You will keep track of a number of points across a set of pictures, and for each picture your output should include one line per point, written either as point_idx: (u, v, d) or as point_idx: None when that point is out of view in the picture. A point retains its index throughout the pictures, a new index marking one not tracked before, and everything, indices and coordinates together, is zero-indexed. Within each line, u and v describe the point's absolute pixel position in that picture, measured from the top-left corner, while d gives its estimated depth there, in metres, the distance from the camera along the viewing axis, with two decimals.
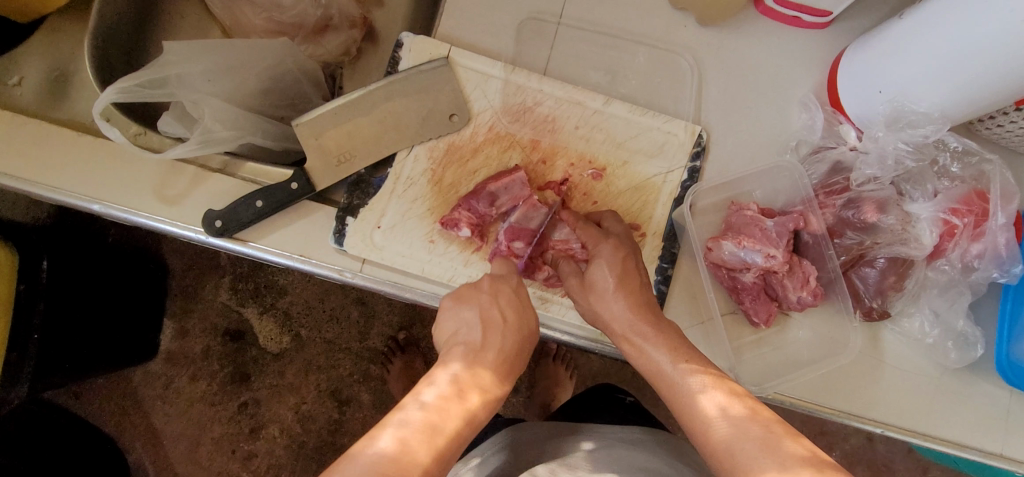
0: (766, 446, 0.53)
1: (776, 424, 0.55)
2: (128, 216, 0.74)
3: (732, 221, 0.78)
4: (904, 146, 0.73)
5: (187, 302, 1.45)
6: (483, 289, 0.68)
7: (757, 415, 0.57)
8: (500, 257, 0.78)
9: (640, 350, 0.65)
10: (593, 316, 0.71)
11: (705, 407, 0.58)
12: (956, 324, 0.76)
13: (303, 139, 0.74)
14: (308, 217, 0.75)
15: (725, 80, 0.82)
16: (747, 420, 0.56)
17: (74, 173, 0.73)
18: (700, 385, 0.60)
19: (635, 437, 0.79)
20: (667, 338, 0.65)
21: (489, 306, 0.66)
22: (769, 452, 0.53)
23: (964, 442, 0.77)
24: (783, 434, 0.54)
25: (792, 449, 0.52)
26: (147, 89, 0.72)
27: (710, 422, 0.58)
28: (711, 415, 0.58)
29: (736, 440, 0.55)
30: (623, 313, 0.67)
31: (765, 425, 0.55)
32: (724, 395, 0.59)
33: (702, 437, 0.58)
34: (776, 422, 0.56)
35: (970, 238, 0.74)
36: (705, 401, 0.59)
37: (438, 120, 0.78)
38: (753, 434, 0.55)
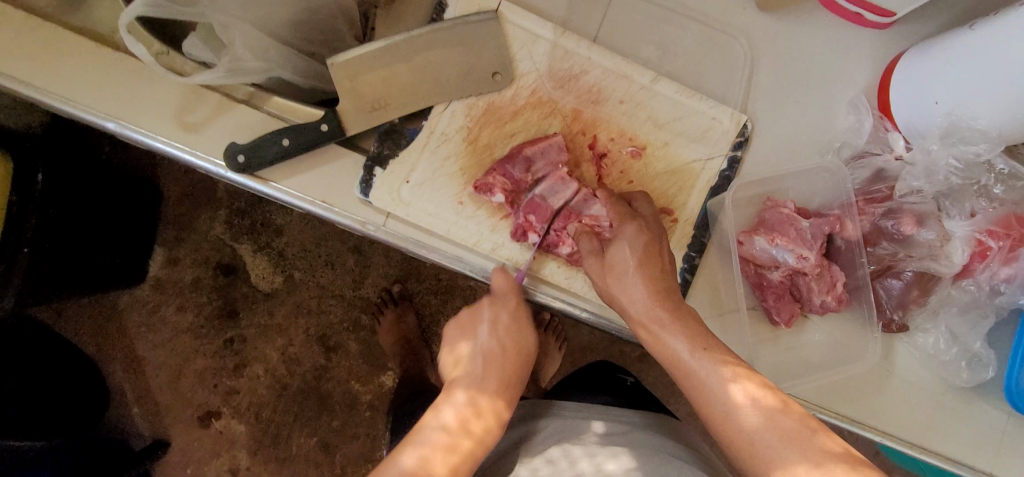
0: (797, 440, 0.53)
1: (811, 419, 0.55)
2: (145, 139, 0.70)
3: (766, 218, 0.77)
4: (954, 162, 0.72)
5: (181, 231, 1.42)
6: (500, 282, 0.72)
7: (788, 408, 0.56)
8: (522, 233, 0.74)
9: (681, 333, 0.63)
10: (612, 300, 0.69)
11: (736, 397, 0.57)
12: (974, 345, 0.76)
13: (337, 81, 0.70)
14: (337, 160, 0.72)
15: (777, 71, 0.80)
16: (779, 412, 0.56)
17: (88, 86, 0.69)
18: (732, 375, 0.59)
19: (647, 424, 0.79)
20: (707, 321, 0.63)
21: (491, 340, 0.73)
22: (800, 447, 0.53)
23: (959, 458, 0.78)
24: (815, 430, 0.54)
25: (823, 444, 0.53)
26: (178, 7, 0.66)
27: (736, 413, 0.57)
28: (744, 406, 0.57)
29: (767, 435, 0.55)
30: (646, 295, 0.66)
31: (798, 419, 0.55)
32: (756, 385, 0.58)
33: (728, 426, 0.57)
34: (809, 417, 0.56)
35: (1002, 262, 0.74)
36: (735, 391, 0.58)
37: (480, 78, 0.74)
38: (785, 427, 0.54)
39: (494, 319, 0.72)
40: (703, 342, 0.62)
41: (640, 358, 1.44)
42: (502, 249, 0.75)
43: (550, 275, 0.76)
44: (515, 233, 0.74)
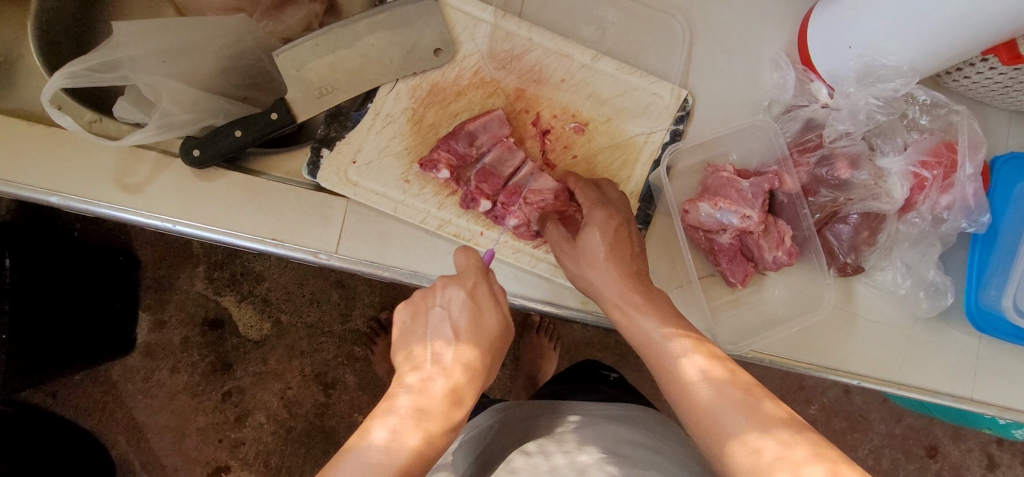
0: (746, 407, 0.54)
1: (756, 387, 0.56)
2: (89, 207, 0.71)
3: (708, 184, 0.78)
4: (874, 101, 0.74)
5: (162, 293, 1.43)
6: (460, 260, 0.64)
7: (737, 377, 0.57)
8: (471, 199, 0.75)
9: (628, 318, 0.65)
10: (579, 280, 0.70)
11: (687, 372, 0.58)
12: (927, 275, 0.77)
13: (283, 70, 0.74)
14: (280, 194, 0.74)
15: (699, 41, 0.81)
16: (728, 383, 0.57)
17: (26, 164, 0.70)
18: (681, 349, 0.61)
19: (626, 414, 0.80)
20: (651, 305, 0.65)
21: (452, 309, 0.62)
22: (750, 414, 0.53)
23: (935, 389, 0.79)
24: (760, 397, 0.55)
25: (771, 410, 0.54)
26: (97, 73, 0.70)
27: (693, 385, 0.58)
28: (694, 380, 0.58)
29: (720, 405, 0.55)
30: (607, 279, 0.67)
31: (744, 388, 0.56)
32: (704, 358, 0.59)
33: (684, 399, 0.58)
34: (755, 385, 0.57)
35: (940, 190, 0.75)
36: (686, 366, 0.59)
37: (423, 55, 0.76)
38: (736, 394, 0.55)
39: (456, 291, 0.63)
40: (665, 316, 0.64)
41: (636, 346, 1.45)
42: (450, 226, 0.76)
43: (503, 252, 0.76)
44: (464, 201, 0.76)
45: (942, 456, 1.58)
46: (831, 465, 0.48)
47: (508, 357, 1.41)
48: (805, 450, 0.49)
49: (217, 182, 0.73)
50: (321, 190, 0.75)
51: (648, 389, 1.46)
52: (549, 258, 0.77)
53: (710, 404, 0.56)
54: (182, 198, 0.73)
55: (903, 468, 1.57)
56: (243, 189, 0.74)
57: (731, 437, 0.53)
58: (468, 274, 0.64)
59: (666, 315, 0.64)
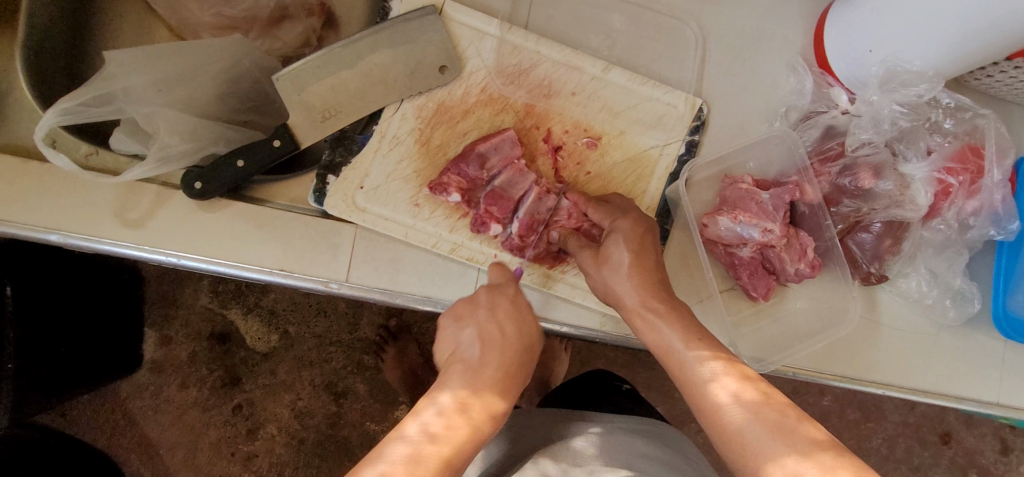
0: (780, 432, 0.51)
1: (789, 409, 0.53)
2: (90, 244, 0.69)
3: (726, 196, 0.76)
4: (898, 108, 0.71)
5: (168, 309, 1.41)
6: (494, 274, 0.70)
7: (772, 398, 0.55)
8: (481, 224, 0.74)
9: (650, 330, 0.63)
10: (609, 292, 0.66)
11: (720, 392, 0.56)
12: (953, 283, 0.76)
13: (285, 95, 0.71)
14: (287, 223, 0.72)
15: (712, 47, 0.79)
16: (761, 405, 0.54)
17: (23, 203, 0.68)
18: (710, 372, 0.58)
19: (643, 428, 0.77)
20: (676, 318, 0.62)
21: (483, 327, 0.65)
22: (786, 439, 0.51)
23: (962, 395, 0.78)
24: (796, 419, 0.52)
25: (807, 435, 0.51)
26: (92, 108, 0.68)
27: (725, 410, 0.55)
28: (726, 403, 0.55)
29: (754, 427, 0.53)
30: (629, 292, 0.64)
31: (777, 410, 0.53)
32: (735, 380, 0.56)
33: (714, 423, 0.55)
34: (789, 406, 0.54)
35: (966, 195, 0.73)
36: (717, 390, 0.56)
37: (428, 73, 0.73)
38: (771, 418, 0.53)
39: (499, 297, 0.68)
40: (693, 333, 0.61)
41: None
42: (463, 250, 0.74)
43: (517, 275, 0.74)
44: (474, 225, 0.74)
45: (955, 442, 1.57)
46: None
47: None
48: (847, 475, 0.47)
49: (222, 213, 0.71)
50: (329, 217, 0.73)
51: (660, 388, 1.45)
52: (566, 278, 0.75)
53: (740, 427, 0.53)
54: (186, 230, 0.71)
55: (917, 456, 1.56)
56: (249, 219, 0.71)
57: (768, 461, 0.50)
58: (507, 282, 0.69)
59: (691, 328, 0.61)
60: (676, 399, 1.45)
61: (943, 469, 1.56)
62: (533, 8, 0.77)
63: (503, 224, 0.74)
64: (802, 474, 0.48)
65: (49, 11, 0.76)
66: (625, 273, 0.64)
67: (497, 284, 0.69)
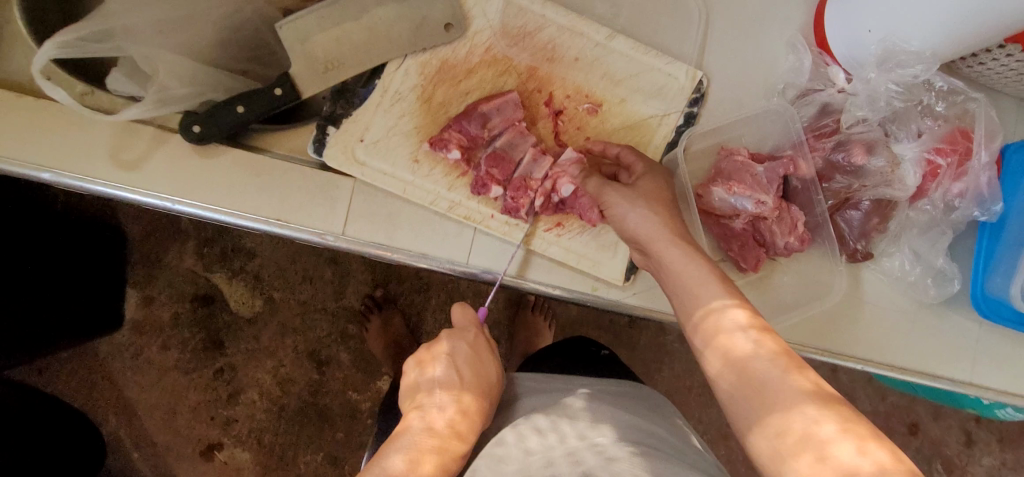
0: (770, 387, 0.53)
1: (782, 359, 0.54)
2: (83, 184, 0.68)
3: (722, 167, 0.76)
4: (893, 86, 0.73)
5: (151, 269, 1.39)
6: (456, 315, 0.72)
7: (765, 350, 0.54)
8: (482, 185, 0.74)
9: None
10: None
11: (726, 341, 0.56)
12: (936, 262, 0.78)
13: (288, 44, 0.71)
14: (284, 173, 0.71)
15: (716, 21, 0.79)
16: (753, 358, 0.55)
17: (16, 139, 0.67)
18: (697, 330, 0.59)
19: (628, 394, 0.79)
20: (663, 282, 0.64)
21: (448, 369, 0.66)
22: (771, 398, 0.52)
23: (937, 373, 0.81)
24: (789, 368, 0.53)
25: None
26: (91, 44, 0.65)
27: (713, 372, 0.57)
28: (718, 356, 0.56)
29: (743, 386, 0.54)
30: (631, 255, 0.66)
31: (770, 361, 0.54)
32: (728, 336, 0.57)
33: None
34: None
35: (953, 177, 0.75)
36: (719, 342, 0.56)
37: (432, 30, 0.73)
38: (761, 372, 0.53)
39: (458, 343, 0.69)
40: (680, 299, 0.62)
41: (630, 325, 1.47)
42: (460, 209, 0.74)
43: (513, 235, 0.74)
44: (475, 186, 0.74)
45: (922, 432, 1.63)
46: (859, 442, 0.46)
47: (504, 335, 1.43)
48: (832, 426, 0.48)
49: (218, 160, 0.71)
50: (327, 169, 0.73)
51: (642, 368, 1.47)
52: (561, 241, 0.76)
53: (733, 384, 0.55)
54: (183, 175, 0.70)
55: None
56: (245, 167, 0.71)
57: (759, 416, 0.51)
58: (468, 327, 0.71)
59: (678, 294, 0.63)
60: (656, 379, 1.48)
61: (910, 458, 1.62)
62: None
63: (503, 186, 0.74)
64: (787, 430, 0.49)
65: None
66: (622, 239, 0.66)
67: (460, 326, 0.71)
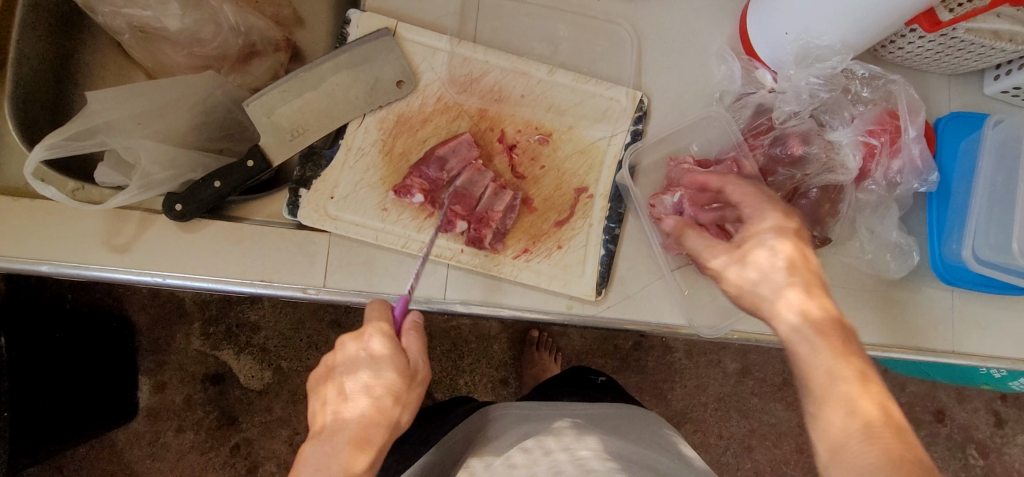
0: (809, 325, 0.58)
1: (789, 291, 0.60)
2: (79, 271, 0.73)
3: (672, 177, 0.81)
4: (815, 80, 0.77)
5: (161, 355, 1.42)
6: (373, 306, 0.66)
7: (836, 322, 0.58)
8: (447, 223, 0.79)
9: None
10: None
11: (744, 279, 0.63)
12: (891, 237, 0.81)
13: (255, 119, 0.77)
14: (264, 237, 0.77)
15: (648, 44, 0.86)
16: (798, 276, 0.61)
17: (16, 238, 0.73)
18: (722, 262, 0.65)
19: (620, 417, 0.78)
20: None
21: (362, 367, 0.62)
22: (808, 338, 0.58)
23: (916, 346, 0.82)
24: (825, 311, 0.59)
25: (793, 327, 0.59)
26: (76, 141, 0.72)
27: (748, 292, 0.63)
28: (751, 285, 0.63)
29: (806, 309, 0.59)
30: None
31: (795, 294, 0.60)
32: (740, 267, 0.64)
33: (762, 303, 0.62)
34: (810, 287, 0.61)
35: (889, 155, 0.79)
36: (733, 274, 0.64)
37: (386, 88, 0.80)
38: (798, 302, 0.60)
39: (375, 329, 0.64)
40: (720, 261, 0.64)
41: (634, 347, 1.47)
42: (431, 247, 0.78)
43: (481, 264, 0.78)
44: (440, 225, 0.79)
45: (949, 419, 1.60)
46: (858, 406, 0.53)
47: (512, 375, 1.44)
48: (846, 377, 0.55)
49: (198, 232, 0.76)
50: (304, 228, 0.78)
51: (653, 389, 1.48)
52: (531, 266, 0.80)
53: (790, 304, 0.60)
54: (170, 251, 0.75)
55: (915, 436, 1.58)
56: (228, 235, 0.76)
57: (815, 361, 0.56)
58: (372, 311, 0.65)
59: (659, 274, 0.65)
60: (669, 399, 1.48)
61: (941, 446, 1.59)
62: (479, 22, 0.84)
63: (467, 220, 0.78)
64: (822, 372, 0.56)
65: (37, 63, 0.82)
66: None
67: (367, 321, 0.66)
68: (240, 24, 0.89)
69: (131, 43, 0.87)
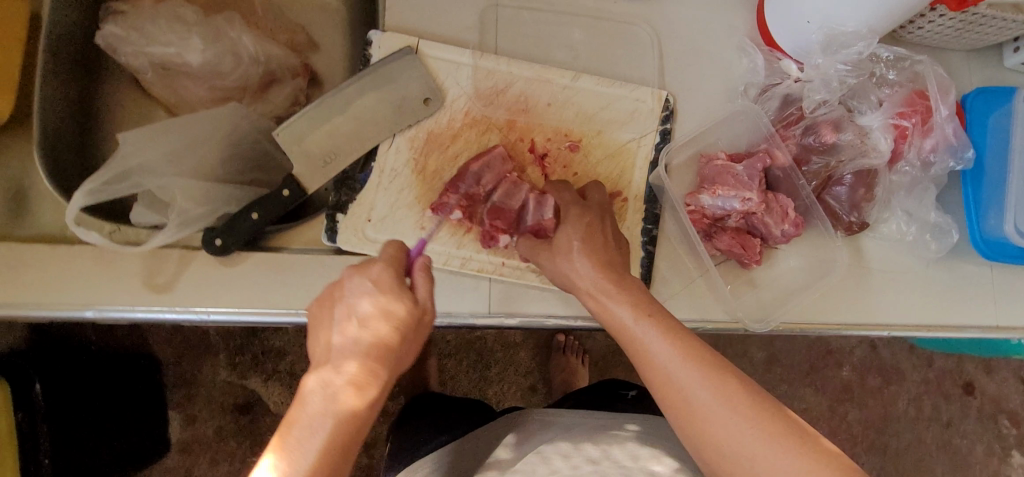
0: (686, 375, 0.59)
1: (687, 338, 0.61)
2: (125, 313, 0.73)
3: (705, 174, 0.81)
4: (842, 67, 0.77)
5: (187, 388, 1.35)
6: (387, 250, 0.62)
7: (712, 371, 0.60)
8: (490, 238, 0.78)
9: (601, 309, 0.65)
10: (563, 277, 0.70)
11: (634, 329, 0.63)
12: (929, 217, 0.81)
13: (287, 148, 0.77)
14: (304, 265, 0.76)
15: (669, 43, 0.86)
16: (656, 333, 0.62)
17: (61, 286, 0.73)
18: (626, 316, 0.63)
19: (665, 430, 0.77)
20: (628, 297, 0.64)
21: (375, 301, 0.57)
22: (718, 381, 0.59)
23: (959, 323, 0.82)
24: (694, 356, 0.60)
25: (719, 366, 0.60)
26: (113, 186, 0.73)
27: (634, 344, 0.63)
28: (642, 338, 0.62)
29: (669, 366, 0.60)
30: (590, 275, 0.67)
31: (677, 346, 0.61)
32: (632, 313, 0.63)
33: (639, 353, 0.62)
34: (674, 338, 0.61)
35: (921, 135, 0.79)
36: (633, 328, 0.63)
37: (414, 106, 0.79)
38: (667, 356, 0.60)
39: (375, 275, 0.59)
40: (646, 309, 0.63)
41: None
42: (472, 262, 0.78)
43: (524, 274, 0.78)
44: (483, 240, 0.78)
45: (979, 391, 1.60)
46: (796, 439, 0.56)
47: (540, 381, 1.44)
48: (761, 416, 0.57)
49: (240, 265, 0.76)
50: (343, 253, 0.78)
51: None
52: None
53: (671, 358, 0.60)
54: (213, 286, 0.75)
55: (945, 410, 1.57)
56: (269, 265, 0.76)
57: (698, 415, 0.58)
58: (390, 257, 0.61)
59: (642, 304, 0.64)
60: None
61: (972, 418, 1.58)
62: (499, 33, 0.84)
63: (510, 233, 0.78)
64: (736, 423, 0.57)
65: (61, 108, 0.82)
66: (588, 249, 0.68)
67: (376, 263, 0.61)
68: (260, 53, 0.89)
69: (152, 80, 0.86)
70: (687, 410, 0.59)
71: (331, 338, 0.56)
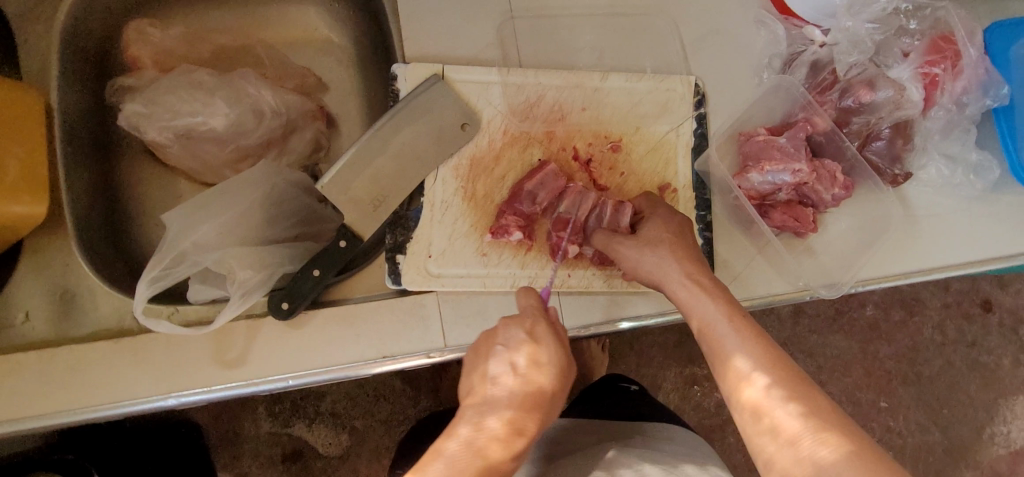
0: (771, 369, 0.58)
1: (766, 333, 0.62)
2: (203, 395, 0.71)
3: (747, 151, 0.81)
4: (870, 26, 0.81)
5: (233, 447, 1.30)
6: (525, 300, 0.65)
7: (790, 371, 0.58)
8: (558, 249, 0.78)
9: (695, 300, 0.65)
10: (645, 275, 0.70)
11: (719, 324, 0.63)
12: (969, 157, 0.83)
13: (335, 199, 0.75)
14: (371, 314, 0.74)
15: (687, 27, 0.86)
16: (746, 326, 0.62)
17: (133, 378, 0.71)
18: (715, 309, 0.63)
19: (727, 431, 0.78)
20: (721, 295, 0.65)
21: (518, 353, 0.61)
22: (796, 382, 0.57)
23: (1009, 254, 0.84)
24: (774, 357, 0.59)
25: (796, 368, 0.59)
26: (171, 271, 0.73)
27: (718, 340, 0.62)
28: (725, 333, 0.62)
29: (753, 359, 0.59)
30: (676, 270, 0.67)
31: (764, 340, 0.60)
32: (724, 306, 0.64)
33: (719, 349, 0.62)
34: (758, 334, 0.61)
35: (952, 79, 0.80)
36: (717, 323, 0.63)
37: (453, 134, 0.79)
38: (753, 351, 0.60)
39: (517, 328, 0.63)
40: (732, 309, 0.63)
41: None
42: (540, 279, 0.78)
43: (590, 282, 0.79)
44: (552, 252, 0.79)
45: (996, 306, 1.53)
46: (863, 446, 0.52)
47: None
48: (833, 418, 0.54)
49: (307, 326, 0.73)
50: (408, 294, 0.76)
51: None
52: None
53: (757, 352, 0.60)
54: (286, 351, 0.73)
55: (969, 331, 1.52)
56: (337, 321, 0.74)
57: (774, 408, 0.56)
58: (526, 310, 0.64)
59: (733, 303, 0.64)
60: None
61: (996, 336, 1.52)
62: (521, 46, 0.83)
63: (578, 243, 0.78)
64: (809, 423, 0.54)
65: (89, 197, 0.79)
66: None
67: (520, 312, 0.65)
68: (279, 105, 0.87)
69: (174, 151, 0.83)
70: (762, 402, 0.57)
71: (483, 385, 0.60)
